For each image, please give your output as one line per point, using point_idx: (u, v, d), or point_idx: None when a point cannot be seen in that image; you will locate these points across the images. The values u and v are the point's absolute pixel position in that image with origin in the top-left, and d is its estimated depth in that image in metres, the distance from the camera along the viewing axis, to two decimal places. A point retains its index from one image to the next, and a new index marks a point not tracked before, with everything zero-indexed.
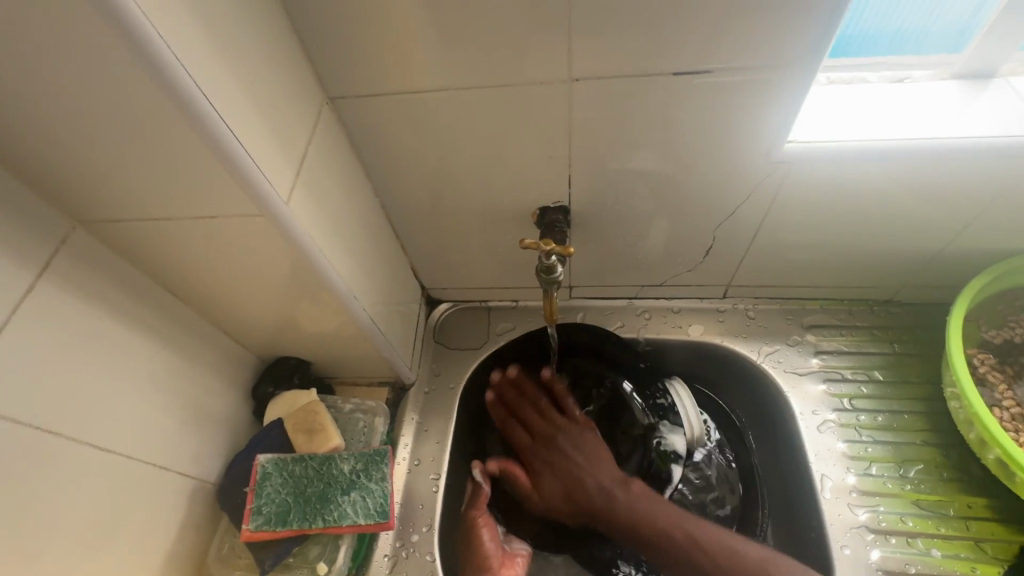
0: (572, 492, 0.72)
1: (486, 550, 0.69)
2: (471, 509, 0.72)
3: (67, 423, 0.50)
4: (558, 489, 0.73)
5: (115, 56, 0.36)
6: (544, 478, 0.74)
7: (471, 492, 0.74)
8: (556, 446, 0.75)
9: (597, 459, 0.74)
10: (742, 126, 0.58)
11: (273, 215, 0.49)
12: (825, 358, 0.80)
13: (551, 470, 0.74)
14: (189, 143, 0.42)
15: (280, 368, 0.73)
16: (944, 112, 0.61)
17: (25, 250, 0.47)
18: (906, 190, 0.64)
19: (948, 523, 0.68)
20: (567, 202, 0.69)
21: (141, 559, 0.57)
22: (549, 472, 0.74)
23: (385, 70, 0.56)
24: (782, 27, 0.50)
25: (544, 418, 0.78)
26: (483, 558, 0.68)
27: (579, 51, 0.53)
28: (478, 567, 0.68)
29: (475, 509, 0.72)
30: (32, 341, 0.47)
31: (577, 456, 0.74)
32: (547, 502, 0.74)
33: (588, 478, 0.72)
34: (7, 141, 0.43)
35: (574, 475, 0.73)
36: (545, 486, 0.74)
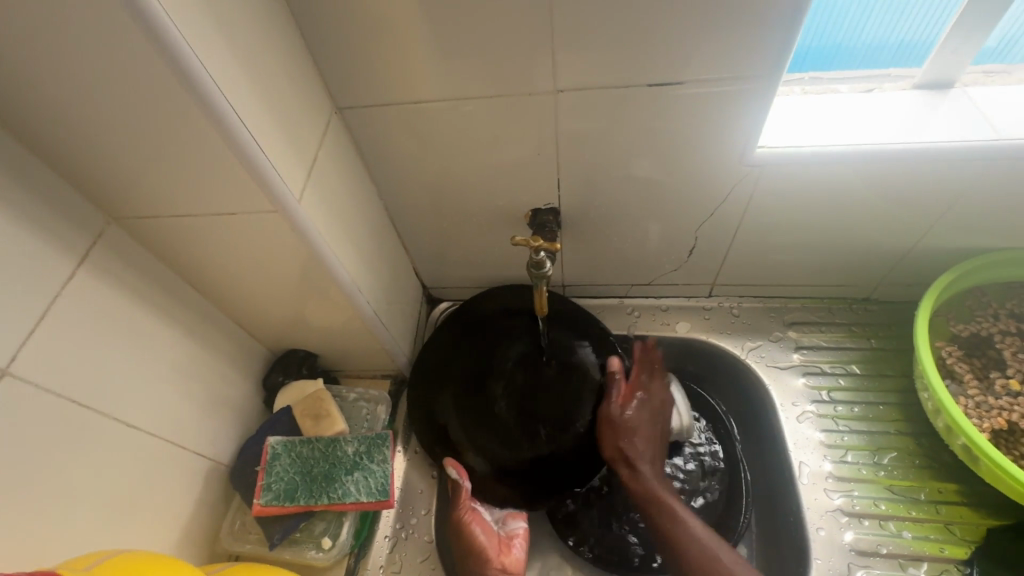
0: (632, 442, 0.72)
1: (481, 544, 0.70)
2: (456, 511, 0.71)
3: (98, 401, 0.55)
4: (626, 445, 0.72)
5: (153, 71, 0.42)
6: (637, 411, 0.74)
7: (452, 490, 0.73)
8: (644, 400, 0.75)
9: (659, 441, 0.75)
10: (716, 132, 0.63)
11: (286, 212, 0.54)
12: (806, 352, 0.84)
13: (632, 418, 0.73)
14: (215, 146, 0.47)
15: (289, 360, 0.78)
16: (905, 119, 0.66)
17: (67, 242, 0.52)
18: (872, 192, 0.68)
19: (919, 507, 0.72)
20: (557, 204, 0.74)
21: (159, 530, 0.62)
22: (631, 420, 0.73)
23: (388, 83, 0.62)
24: (745, 42, 0.55)
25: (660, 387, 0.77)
26: (479, 552, 0.69)
27: (563, 65, 0.58)
28: (474, 561, 0.69)
29: (463, 512, 0.71)
30: (71, 324, 0.53)
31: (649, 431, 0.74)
32: (621, 420, 0.73)
33: (643, 440, 0.73)
34: (57, 145, 0.48)
35: (636, 430, 0.73)
36: (640, 433, 0.73)
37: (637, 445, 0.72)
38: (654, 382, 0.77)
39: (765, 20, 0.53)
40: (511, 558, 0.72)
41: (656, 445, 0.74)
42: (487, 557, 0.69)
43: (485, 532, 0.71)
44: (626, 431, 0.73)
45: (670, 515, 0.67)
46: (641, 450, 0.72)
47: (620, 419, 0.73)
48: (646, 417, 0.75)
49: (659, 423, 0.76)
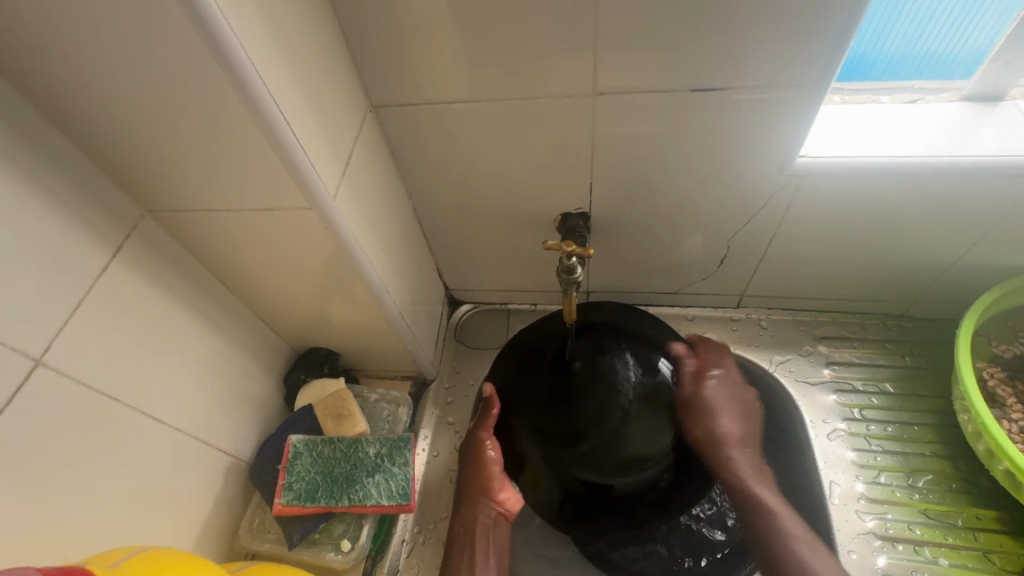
0: (714, 426, 0.65)
1: (488, 470, 0.70)
2: (478, 429, 0.72)
3: (126, 392, 0.55)
4: (706, 434, 0.65)
5: (199, 63, 0.41)
6: (716, 395, 0.67)
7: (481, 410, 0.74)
8: (705, 381, 0.67)
9: (748, 434, 0.68)
10: (759, 139, 0.62)
11: (321, 209, 0.53)
12: (837, 368, 0.82)
13: (706, 403, 0.66)
14: (256, 141, 0.47)
15: (311, 358, 0.78)
16: (953, 131, 0.63)
17: (103, 232, 0.52)
18: (915, 206, 0.66)
19: (956, 533, 0.70)
20: (588, 209, 0.73)
21: (180, 525, 0.62)
22: (716, 405, 0.67)
23: (425, 82, 0.61)
24: (797, 49, 0.53)
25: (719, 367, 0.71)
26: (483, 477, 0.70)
27: (604, 69, 0.57)
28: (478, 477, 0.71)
29: (482, 431, 0.72)
30: (103, 315, 0.52)
31: (727, 411, 0.67)
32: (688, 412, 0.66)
33: (722, 421, 0.66)
34: (98, 135, 0.48)
35: (711, 410, 0.66)
36: (698, 416, 0.66)
37: (718, 428, 0.65)
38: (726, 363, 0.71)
39: (818, 26, 0.51)
40: (509, 495, 0.71)
41: (744, 424, 0.68)
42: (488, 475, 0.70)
43: (496, 463, 0.71)
44: (711, 412, 0.66)
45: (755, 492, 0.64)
46: (727, 432, 0.66)
47: (687, 406, 0.66)
48: (727, 395, 0.68)
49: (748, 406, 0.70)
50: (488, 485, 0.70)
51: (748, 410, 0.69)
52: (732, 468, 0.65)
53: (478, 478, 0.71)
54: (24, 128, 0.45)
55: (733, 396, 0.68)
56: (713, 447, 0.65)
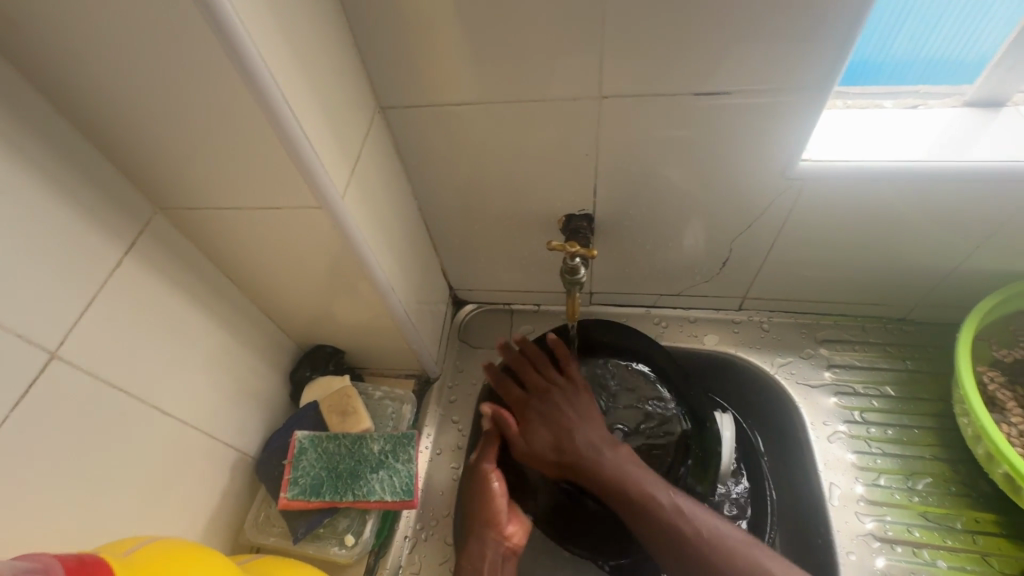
0: (563, 441, 0.69)
1: (495, 504, 0.69)
2: (482, 462, 0.72)
3: (137, 385, 0.56)
4: (553, 438, 0.70)
5: (212, 64, 0.42)
6: (532, 410, 0.72)
7: (482, 442, 0.74)
8: (550, 398, 0.72)
9: (591, 420, 0.70)
10: (761, 143, 0.62)
11: (329, 208, 0.54)
12: (838, 371, 0.82)
13: (541, 420, 0.71)
14: (267, 140, 0.48)
15: (317, 355, 0.79)
16: (955, 137, 0.64)
17: (116, 229, 0.53)
18: (916, 211, 0.67)
19: (955, 536, 0.70)
20: (592, 211, 0.74)
21: (187, 517, 0.63)
22: (530, 417, 0.72)
23: (433, 84, 0.62)
24: (799, 55, 0.54)
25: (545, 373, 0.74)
26: (491, 511, 0.69)
27: (609, 73, 0.58)
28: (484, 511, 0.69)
29: (486, 462, 0.71)
30: (115, 310, 0.53)
31: (578, 419, 0.70)
32: (525, 428, 0.71)
33: (580, 433, 0.69)
34: (113, 133, 0.49)
35: (565, 424, 0.70)
36: (534, 436, 0.71)
37: (577, 439, 0.69)
38: (541, 370, 0.74)
39: (819, 33, 0.52)
40: (515, 528, 0.70)
41: (595, 421, 0.70)
42: (495, 509, 0.69)
43: (502, 495, 0.70)
44: (557, 434, 0.70)
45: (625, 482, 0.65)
46: (585, 439, 0.69)
47: (526, 433, 0.71)
48: (562, 400, 0.72)
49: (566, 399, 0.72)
50: (495, 518, 0.69)
51: (587, 411, 0.71)
52: (596, 466, 0.67)
53: (486, 511, 0.69)
54: (42, 126, 0.46)
55: (585, 403, 0.72)
56: (561, 454, 0.69)
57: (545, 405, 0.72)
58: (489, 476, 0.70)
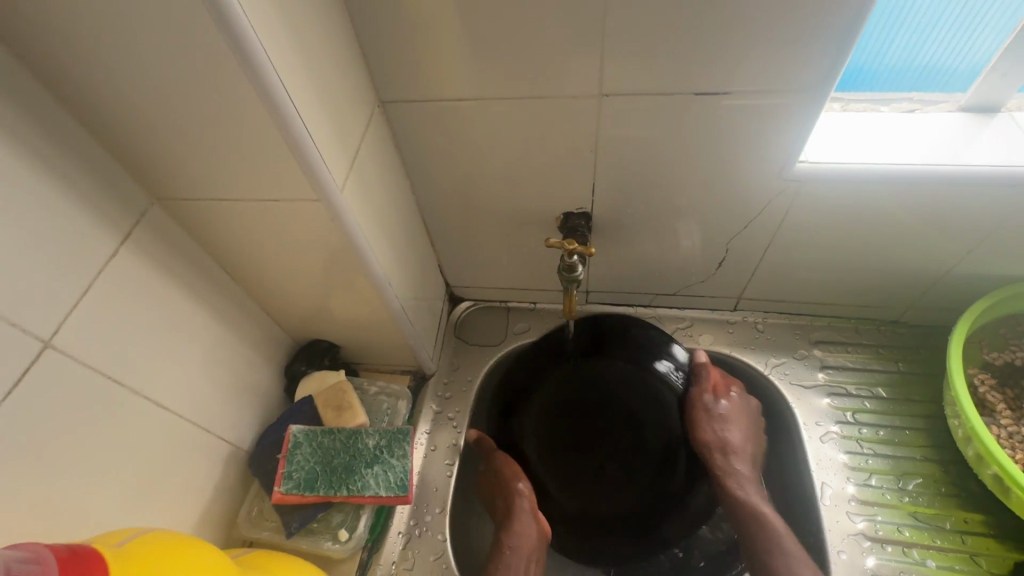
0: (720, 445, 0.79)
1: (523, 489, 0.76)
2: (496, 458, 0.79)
3: (131, 377, 0.56)
4: (717, 438, 0.79)
5: (215, 53, 0.42)
6: (718, 410, 0.80)
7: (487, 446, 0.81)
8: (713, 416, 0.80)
9: (750, 437, 0.79)
10: (760, 144, 0.63)
11: (328, 202, 0.54)
12: (831, 372, 0.83)
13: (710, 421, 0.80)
14: (267, 132, 0.48)
15: (312, 350, 0.79)
16: (950, 141, 0.65)
17: (112, 219, 0.53)
18: (910, 214, 0.67)
19: (944, 536, 0.71)
20: (590, 208, 0.74)
21: (179, 510, 0.62)
22: (706, 416, 0.81)
23: (434, 79, 0.62)
24: (800, 57, 0.55)
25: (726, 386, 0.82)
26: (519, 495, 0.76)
27: (610, 71, 0.58)
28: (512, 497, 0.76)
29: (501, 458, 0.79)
30: (109, 301, 0.53)
31: (732, 434, 0.79)
32: (707, 422, 0.80)
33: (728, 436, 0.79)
34: (111, 122, 0.49)
35: (732, 437, 0.79)
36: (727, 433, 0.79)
37: (729, 439, 0.79)
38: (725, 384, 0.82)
39: (820, 35, 0.53)
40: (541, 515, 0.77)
41: (751, 438, 0.79)
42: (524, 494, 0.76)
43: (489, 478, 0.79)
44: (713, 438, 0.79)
45: (736, 491, 0.75)
46: (733, 445, 0.78)
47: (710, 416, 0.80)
48: (743, 414, 0.80)
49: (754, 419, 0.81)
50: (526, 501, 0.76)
51: (753, 428, 0.80)
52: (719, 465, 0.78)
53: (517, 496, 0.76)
54: (39, 113, 0.46)
55: (754, 421, 0.80)
56: (726, 458, 0.78)
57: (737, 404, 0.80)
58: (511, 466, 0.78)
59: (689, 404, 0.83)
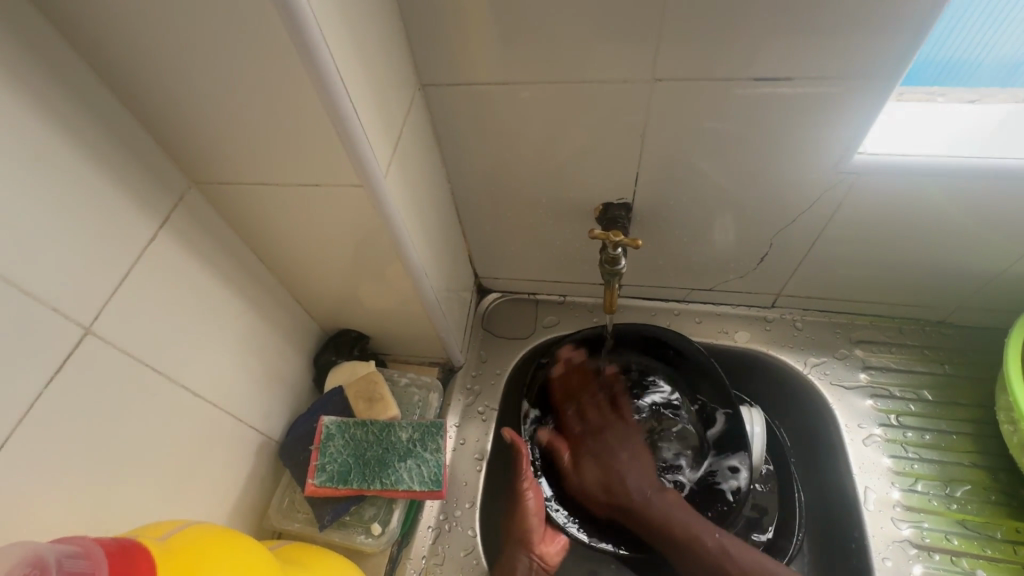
0: (614, 486, 0.73)
1: (529, 524, 0.72)
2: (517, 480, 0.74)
3: (168, 365, 0.55)
4: (608, 497, 0.74)
5: (266, 33, 0.40)
6: (587, 469, 0.76)
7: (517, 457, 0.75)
8: (603, 439, 0.77)
9: (640, 462, 0.75)
10: (817, 133, 0.60)
11: (371, 188, 0.52)
12: (873, 373, 0.80)
13: (593, 460, 0.76)
14: (315, 114, 0.46)
15: (342, 339, 0.77)
16: (1020, 131, 0.60)
17: (151, 202, 0.51)
18: (966, 212, 0.64)
19: (995, 545, 0.69)
20: (631, 200, 0.71)
21: (211, 500, 0.62)
22: (591, 482, 0.75)
23: (476, 62, 0.59)
24: (870, 40, 0.51)
25: (600, 411, 0.79)
26: (525, 536, 0.71)
27: (665, 55, 0.55)
28: (519, 534, 0.72)
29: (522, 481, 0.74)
30: (148, 286, 0.52)
31: (622, 452, 0.76)
32: (582, 484, 0.76)
33: (630, 480, 0.73)
34: (153, 104, 0.47)
35: (614, 466, 0.75)
36: (587, 473, 0.76)
37: (627, 480, 0.73)
38: (585, 416, 0.79)
39: (895, 17, 0.49)
40: (550, 548, 0.73)
41: (644, 469, 0.74)
42: (530, 538, 0.71)
43: (536, 515, 0.72)
44: (603, 479, 0.74)
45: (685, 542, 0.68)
46: (634, 485, 0.73)
47: (579, 479, 0.76)
48: (603, 459, 0.76)
49: (630, 446, 0.76)
50: (528, 536, 0.71)
51: (637, 452, 0.76)
52: (647, 507, 0.71)
53: (519, 526, 0.72)
54: (82, 93, 0.44)
55: (636, 440, 0.77)
56: (641, 498, 0.72)
57: (591, 448, 0.77)
58: (524, 493, 0.73)
59: (579, 451, 0.78)
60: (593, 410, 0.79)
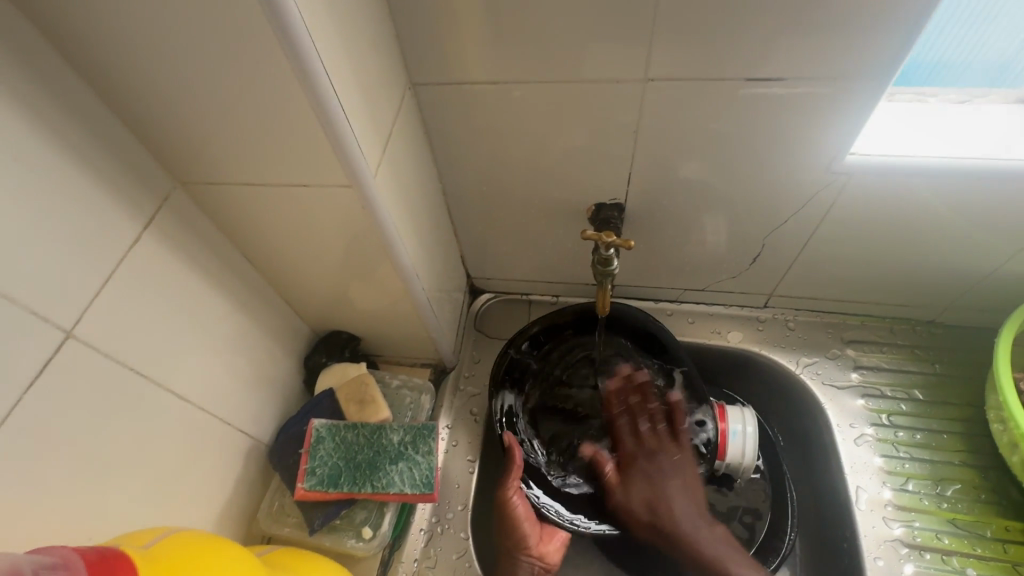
0: (660, 506, 0.71)
1: (522, 532, 0.70)
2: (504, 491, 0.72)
3: (153, 369, 0.54)
4: (651, 518, 0.71)
5: (250, 31, 0.39)
6: (635, 488, 0.72)
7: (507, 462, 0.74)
8: (657, 460, 0.72)
9: (691, 488, 0.72)
10: (809, 133, 0.59)
11: (360, 188, 0.52)
12: (865, 372, 0.80)
13: (645, 481, 0.72)
14: (302, 114, 0.45)
15: (332, 341, 0.77)
16: (1010, 131, 0.61)
17: (135, 203, 0.50)
18: (956, 213, 0.65)
19: (985, 544, 0.69)
20: (623, 200, 0.71)
21: (199, 506, 0.61)
22: (637, 497, 0.72)
23: (468, 61, 0.58)
24: (862, 40, 0.51)
25: (653, 428, 0.74)
26: (519, 541, 0.70)
27: (657, 55, 0.55)
28: (514, 540, 0.71)
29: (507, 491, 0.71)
30: (133, 289, 0.51)
31: (675, 479, 0.72)
32: (626, 502, 0.72)
33: (677, 505, 0.71)
34: (136, 104, 0.46)
35: (666, 492, 0.71)
36: (634, 492, 0.72)
37: (674, 509, 0.71)
38: (635, 432, 0.74)
39: (887, 17, 0.49)
40: (551, 546, 0.73)
41: (694, 495, 0.72)
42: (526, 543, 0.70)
43: (527, 519, 0.71)
44: (651, 501, 0.71)
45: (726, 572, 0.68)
46: (684, 514, 0.71)
47: (626, 496, 0.72)
48: (653, 483, 0.72)
49: (685, 472, 0.72)
50: (522, 542, 0.71)
51: (691, 479, 0.72)
52: (696, 540, 0.70)
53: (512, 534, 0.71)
54: (63, 91, 0.43)
55: (689, 469, 0.72)
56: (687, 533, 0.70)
57: (643, 470, 0.72)
58: (511, 501, 0.71)
59: (625, 463, 0.74)
60: (645, 423, 0.74)
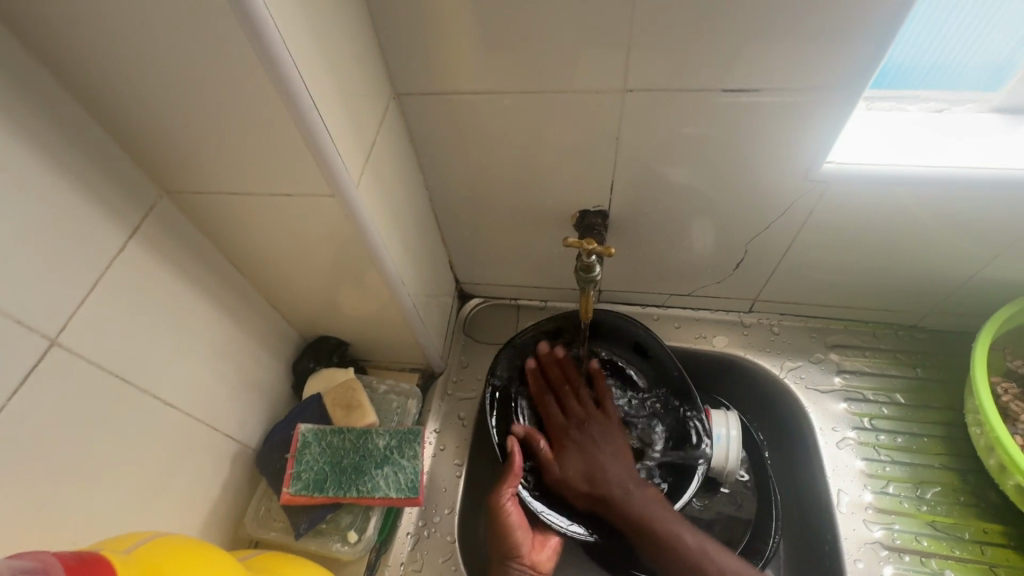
0: (596, 474, 0.72)
1: (515, 540, 0.70)
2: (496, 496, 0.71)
3: (140, 375, 0.55)
4: (590, 489, 0.72)
5: (231, 45, 0.40)
6: (570, 459, 0.74)
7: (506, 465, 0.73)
8: (588, 430, 0.75)
9: (621, 454, 0.74)
10: (786, 141, 0.61)
11: (343, 197, 0.52)
12: (848, 376, 0.81)
13: (580, 450, 0.74)
14: (283, 125, 0.46)
15: (321, 346, 0.77)
16: (983, 141, 0.62)
17: (121, 212, 0.51)
18: (932, 220, 0.66)
19: (963, 546, 0.70)
20: (607, 207, 0.72)
21: (186, 510, 0.61)
22: (573, 467, 0.73)
23: (450, 71, 0.59)
24: (833, 52, 0.52)
25: (579, 403, 0.78)
26: (511, 548, 0.69)
27: (635, 65, 0.56)
28: (507, 546, 0.70)
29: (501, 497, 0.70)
30: (119, 296, 0.52)
31: (606, 447, 0.74)
32: (564, 475, 0.73)
33: (611, 472, 0.72)
34: (121, 115, 0.47)
35: (598, 458, 0.73)
36: (568, 463, 0.73)
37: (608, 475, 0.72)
38: (566, 405, 0.77)
39: (856, 30, 0.50)
40: (544, 554, 0.72)
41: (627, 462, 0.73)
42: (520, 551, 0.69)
43: (519, 526, 0.70)
44: (584, 471, 0.72)
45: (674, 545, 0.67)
46: (617, 478, 0.72)
47: (562, 467, 0.73)
48: (587, 453, 0.74)
49: (613, 440, 0.75)
50: (515, 549, 0.70)
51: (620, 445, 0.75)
52: (628, 503, 0.70)
53: (506, 542, 0.70)
54: (48, 103, 0.44)
55: (619, 438, 0.75)
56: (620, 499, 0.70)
57: (578, 440, 0.75)
58: (506, 506, 0.70)
59: (558, 437, 0.76)
60: (574, 400, 0.78)
